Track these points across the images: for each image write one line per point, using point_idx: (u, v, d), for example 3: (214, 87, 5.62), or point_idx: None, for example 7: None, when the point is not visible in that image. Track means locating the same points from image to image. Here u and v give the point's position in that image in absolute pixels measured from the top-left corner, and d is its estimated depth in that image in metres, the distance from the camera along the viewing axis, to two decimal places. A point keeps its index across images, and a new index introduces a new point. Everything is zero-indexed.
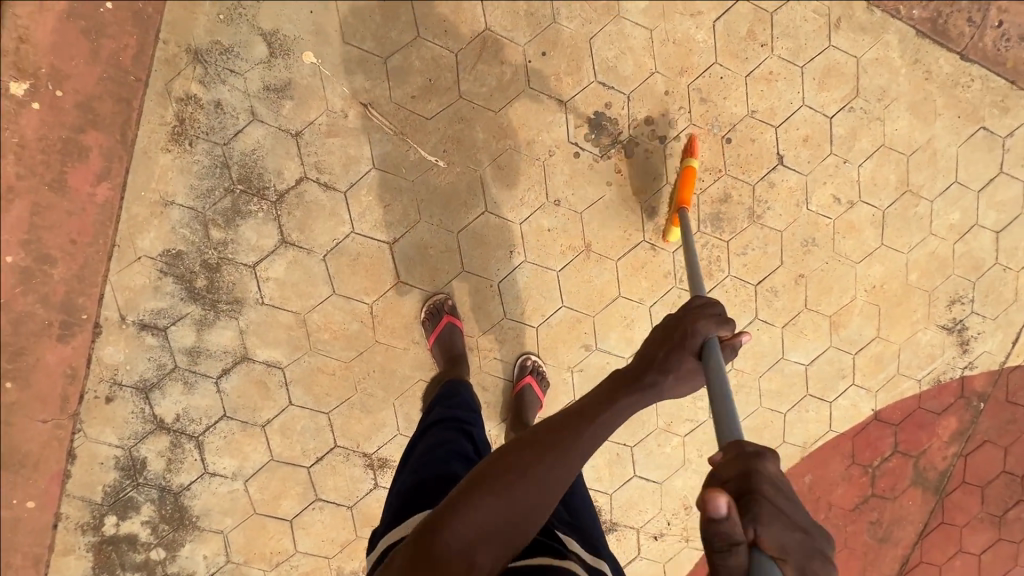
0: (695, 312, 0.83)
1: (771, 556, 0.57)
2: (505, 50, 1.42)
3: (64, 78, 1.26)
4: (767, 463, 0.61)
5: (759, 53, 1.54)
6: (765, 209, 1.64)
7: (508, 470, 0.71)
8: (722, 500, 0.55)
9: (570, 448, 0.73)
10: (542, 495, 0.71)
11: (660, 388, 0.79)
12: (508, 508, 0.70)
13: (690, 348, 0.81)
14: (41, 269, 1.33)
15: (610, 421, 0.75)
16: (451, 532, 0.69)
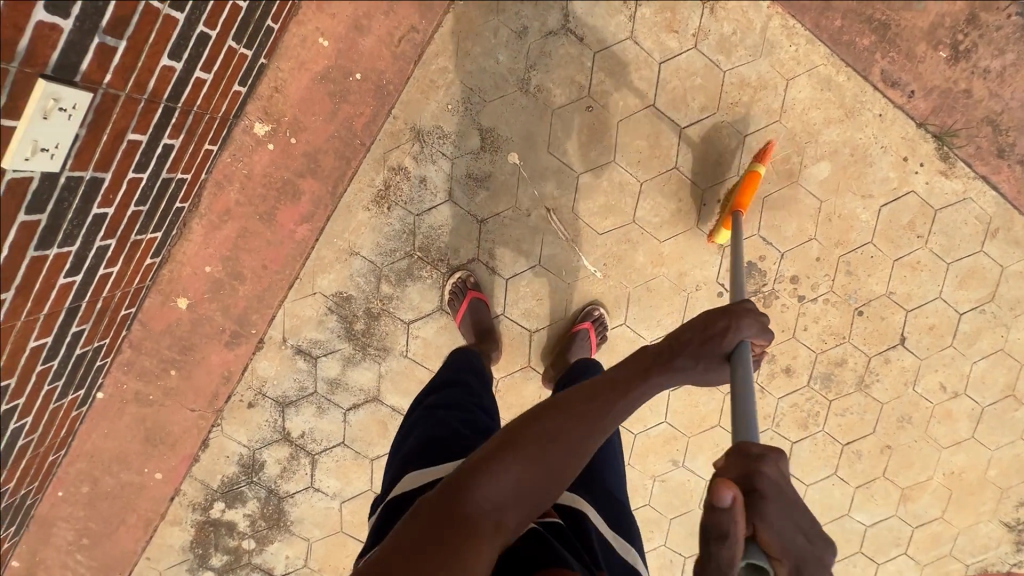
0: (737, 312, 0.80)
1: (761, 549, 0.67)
2: (685, 190, 1.51)
3: (301, 130, 1.39)
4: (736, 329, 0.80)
5: (913, 242, 1.61)
6: (874, 380, 1.73)
7: (535, 433, 0.72)
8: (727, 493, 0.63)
9: (598, 413, 0.74)
10: (563, 457, 0.71)
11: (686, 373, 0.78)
12: (533, 467, 0.70)
13: (717, 351, 0.79)
14: (231, 283, 1.48)
15: (655, 386, 0.77)
16: (477, 492, 0.67)
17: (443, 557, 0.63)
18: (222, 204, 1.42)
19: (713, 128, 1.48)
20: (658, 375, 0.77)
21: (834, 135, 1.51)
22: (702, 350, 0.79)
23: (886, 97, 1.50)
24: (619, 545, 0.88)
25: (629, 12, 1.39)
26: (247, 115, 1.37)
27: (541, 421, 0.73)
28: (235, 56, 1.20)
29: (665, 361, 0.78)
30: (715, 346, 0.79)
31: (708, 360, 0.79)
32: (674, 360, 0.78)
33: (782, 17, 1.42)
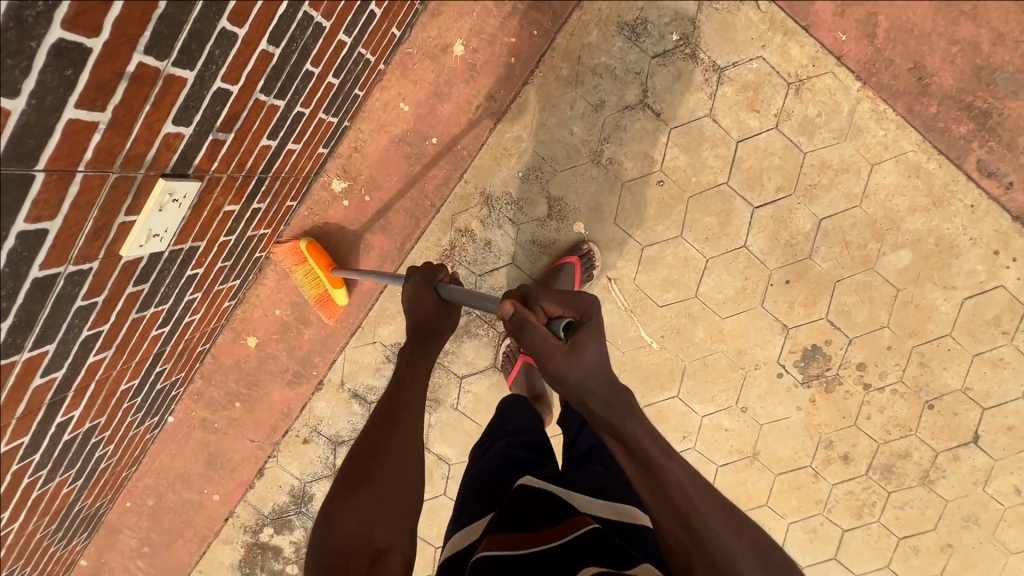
0: (430, 270, 1.02)
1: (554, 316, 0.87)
2: (752, 268, 1.48)
3: (376, 188, 1.44)
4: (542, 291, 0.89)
5: (997, 338, 1.52)
6: (940, 476, 1.63)
7: (354, 463, 0.86)
8: (506, 305, 0.84)
9: (395, 417, 0.90)
10: (399, 459, 0.86)
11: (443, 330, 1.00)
12: (376, 484, 0.83)
13: (432, 303, 1.00)
14: (298, 326, 1.54)
15: (425, 357, 0.99)
16: (337, 525, 0.80)
17: None
18: (296, 253, 1.49)
19: (788, 209, 1.44)
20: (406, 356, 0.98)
21: (918, 223, 1.44)
22: (419, 300, 1.00)
23: (981, 187, 1.41)
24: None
25: (710, 90, 1.37)
26: (326, 172, 1.43)
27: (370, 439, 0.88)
28: (323, 124, 1.26)
29: (414, 342, 1.00)
30: (427, 298, 1.00)
31: (430, 310, 1.00)
32: (419, 336, 1.00)
33: (872, 101, 1.37)
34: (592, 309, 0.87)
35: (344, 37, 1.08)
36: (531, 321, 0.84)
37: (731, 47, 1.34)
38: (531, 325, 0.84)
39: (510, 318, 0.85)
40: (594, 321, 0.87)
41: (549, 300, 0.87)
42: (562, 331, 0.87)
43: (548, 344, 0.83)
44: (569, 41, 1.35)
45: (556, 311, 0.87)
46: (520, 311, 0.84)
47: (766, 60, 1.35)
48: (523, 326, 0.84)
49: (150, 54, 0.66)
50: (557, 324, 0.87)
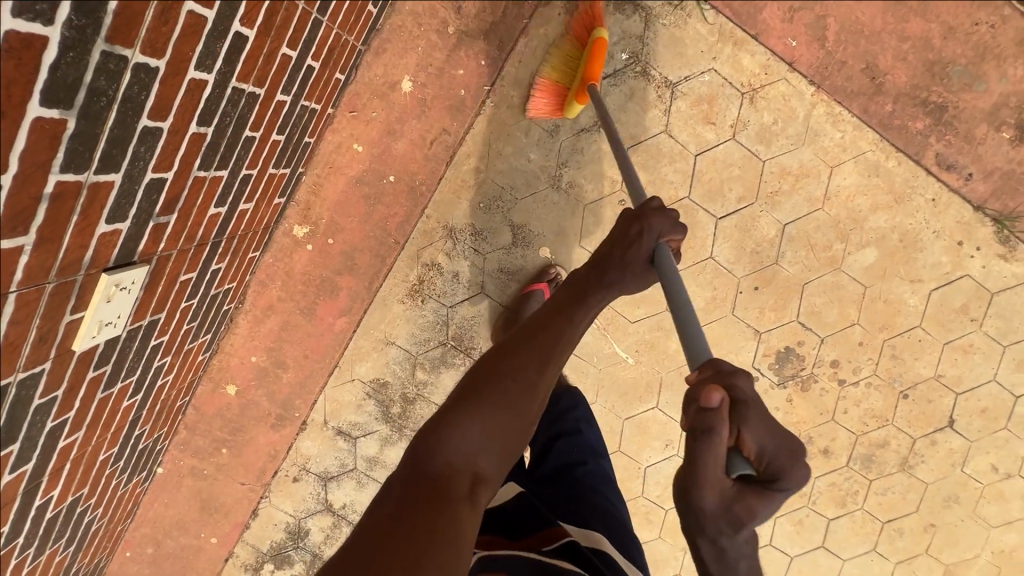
0: (653, 212, 0.84)
1: (743, 456, 0.61)
2: (720, 278, 1.48)
3: (338, 231, 1.43)
4: (742, 381, 0.62)
5: (966, 326, 1.54)
6: (919, 461, 1.67)
7: (481, 381, 0.76)
8: (715, 395, 0.60)
9: (534, 352, 0.77)
10: (523, 402, 0.76)
11: (620, 282, 0.83)
12: (494, 411, 0.74)
13: (642, 254, 0.83)
14: (275, 371, 1.55)
15: (589, 314, 0.81)
16: (451, 442, 0.71)
17: (430, 500, 0.66)
18: (265, 300, 1.49)
19: (752, 217, 1.44)
20: (574, 317, 0.80)
21: (882, 220, 1.45)
22: (631, 247, 0.83)
23: (941, 180, 1.41)
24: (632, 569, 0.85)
25: (664, 106, 1.36)
26: (287, 218, 1.43)
27: (497, 364, 0.77)
28: (275, 177, 1.24)
29: (581, 297, 0.82)
30: (638, 251, 0.83)
31: (632, 259, 0.83)
32: (598, 289, 0.82)
33: (827, 104, 1.36)
34: (795, 479, 0.59)
35: (283, 95, 1.06)
36: (717, 436, 0.59)
37: (682, 61, 1.33)
38: (714, 446, 0.59)
39: (694, 405, 0.61)
40: (786, 494, 0.60)
41: (752, 434, 0.59)
42: (736, 475, 0.60)
43: (709, 476, 0.60)
44: (518, 69, 1.33)
45: (752, 452, 0.60)
46: (721, 408, 0.60)
47: (718, 72, 1.34)
48: (694, 434, 0.60)
49: (66, 170, 0.65)
50: (738, 463, 0.60)
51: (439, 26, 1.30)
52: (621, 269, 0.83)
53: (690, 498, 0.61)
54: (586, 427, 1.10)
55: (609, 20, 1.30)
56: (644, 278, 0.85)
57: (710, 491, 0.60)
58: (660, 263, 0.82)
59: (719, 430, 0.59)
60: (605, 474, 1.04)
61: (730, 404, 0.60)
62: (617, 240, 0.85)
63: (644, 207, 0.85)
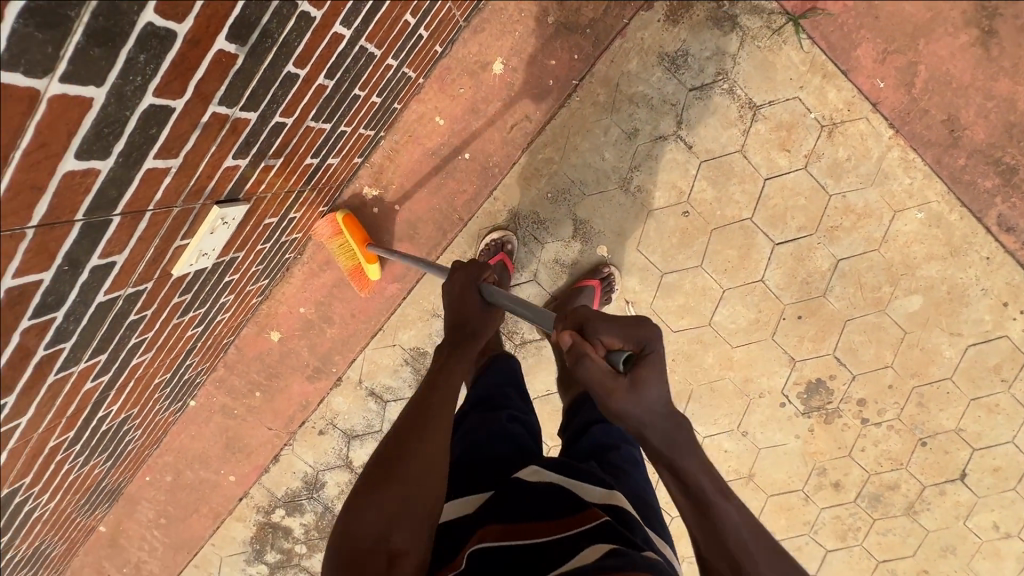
0: (471, 265, 1.03)
1: (619, 350, 0.76)
2: (766, 302, 1.52)
3: (406, 199, 1.47)
4: (588, 313, 0.80)
5: (995, 385, 1.57)
6: (924, 508, 1.71)
7: (385, 458, 0.78)
8: (567, 335, 0.78)
9: (427, 411, 0.84)
10: (433, 465, 0.79)
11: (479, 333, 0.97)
12: (404, 486, 0.75)
13: (475, 308, 0.99)
14: (320, 324, 1.59)
15: (458, 371, 0.91)
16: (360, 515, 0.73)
17: None
18: (323, 255, 1.53)
19: (809, 247, 1.47)
20: (443, 374, 0.90)
21: (934, 270, 1.47)
22: (465, 302, 0.99)
23: (999, 241, 1.44)
24: (660, 544, 0.83)
25: (743, 126, 1.38)
26: (359, 179, 1.46)
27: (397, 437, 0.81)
28: (361, 137, 1.28)
29: (457, 352, 0.94)
30: (471, 303, 0.99)
31: (473, 312, 0.98)
32: (462, 337, 0.96)
33: (903, 149, 1.38)
34: (654, 338, 0.75)
35: (392, 60, 1.09)
36: (589, 354, 0.75)
37: (769, 86, 1.35)
38: (588, 362, 0.75)
39: (565, 351, 0.78)
40: (659, 354, 0.75)
41: (606, 332, 0.77)
42: (622, 364, 0.75)
43: (609, 384, 0.74)
44: (609, 68, 1.36)
45: (616, 343, 0.76)
46: (575, 339, 0.77)
47: (803, 102, 1.36)
48: (578, 362, 0.75)
49: (222, 102, 0.68)
50: (616, 356, 0.76)
51: (540, 14, 1.33)
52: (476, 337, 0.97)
53: (616, 409, 0.75)
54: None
55: (706, 34, 1.33)
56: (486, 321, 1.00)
57: (618, 392, 0.74)
58: (493, 299, 0.98)
59: (589, 353, 0.75)
60: (638, 460, 1.01)
61: (579, 333, 0.78)
62: (451, 301, 1.00)
63: (457, 266, 1.02)
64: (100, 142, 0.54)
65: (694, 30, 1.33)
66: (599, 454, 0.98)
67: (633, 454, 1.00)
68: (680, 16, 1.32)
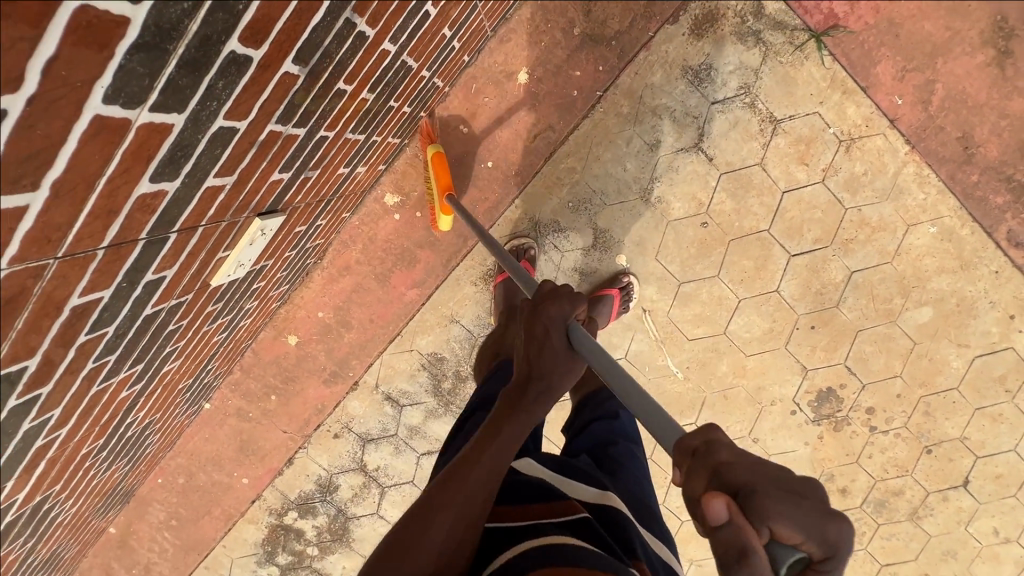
0: (543, 298, 0.78)
1: (791, 548, 0.49)
2: (781, 312, 1.54)
3: (428, 206, 1.47)
4: (728, 452, 0.53)
5: (1000, 395, 1.61)
6: (927, 513, 1.75)
7: (418, 514, 0.67)
8: (720, 506, 0.48)
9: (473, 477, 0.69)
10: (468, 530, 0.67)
11: (552, 384, 0.74)
12: (451, 531, 0.66)
13: (557, 349, 0.75)
14: (338, 329, 1.59)
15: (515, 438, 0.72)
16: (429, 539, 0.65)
17: None
18: (343, 260, 1.53)
19: (823, 259, 1.50)
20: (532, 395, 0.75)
21: (944, 283, 1.51)
22: (545, 346, 0.74)
23: (1008, 256, 1.47)
24: (653, 544, 0.80)
25: (763, 139, 1.40)
26: (381, 186, 1.46)
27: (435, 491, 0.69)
28: (388, 145, 1.29)
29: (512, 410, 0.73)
30: (555, 349, 0.74)
31: (551, 351, 0.74)
32: (530, 394, 0.73)
33: (918, 165, 1.41)
34: (845, 542, 0.50)
35: (426, 72, 1.10)
36: (753, 553, 0.48)
37: (790, 100, 1.38)
38: (752, 565, 0.48)
39: (709, 529, 0.50)
40: (835, 568, 0.51)
41: (783, 520, 0.48)
42: (785, 570, 0.50)
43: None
44: (633, 80, 1.37)
45: (793, 537, 0.49)
46: (737, 519, 0.48)
47: (822, 117, 1.39)
48: (726, 561, 0.49)
49: (279, 121, 0.68)
50: (782, 551, 0.50)
51: (566, 25, 1.34)
52: (550, 386, 0.74)
53: None
54: (623, 413, 1.06)
55: (730, 49, 1.35)
56: (570, 367, 0.75)
57: None
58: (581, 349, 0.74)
59: (749, 544, 0.48)
60: (636, 459, 0.98)
61: (740, 503, 0.49)
62: (527, 338, 0.76)
63: (540, 294, 0.79)
64: (172, 165, 0.55)
65: (719, 44, 1.34)
66: (599, 451, 0.97)
67: (634, 454, 0.99)
68: (705, 30, 1.34)
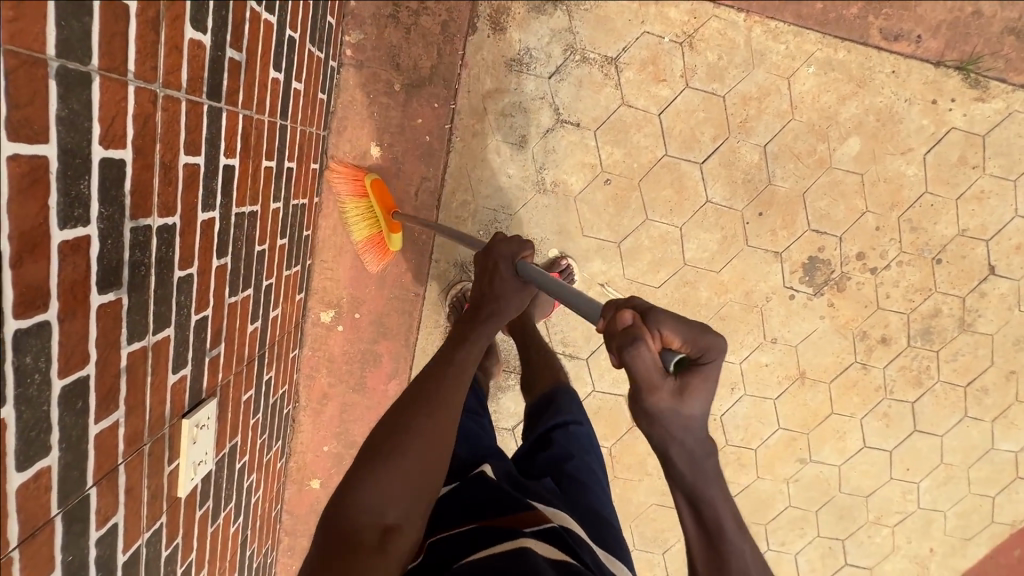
0: (494, 243, 0.98)
1: (673, 352, 0.63)
2: (724, 217, 1.52)
3: (361, 303, 1.50)
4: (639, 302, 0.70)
5: (971, 174, 1.56)
6: (976, 317, 1.68)
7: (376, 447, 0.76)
8: (625, 314, 0.66)
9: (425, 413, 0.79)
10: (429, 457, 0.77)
11: (495, 309, 0.93)
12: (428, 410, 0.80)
13: (506, 276, 0.95)
14: (349, 452, 1.60)
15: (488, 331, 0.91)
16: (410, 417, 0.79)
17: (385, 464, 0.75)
18: (317, 390, 1.55)
19: (732, 150, 1.48)
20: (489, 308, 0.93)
21: (854, 108, 1.48)
22: (499, 273, 0.95)
23: (893, 53, 1.45)
24: (611, 563, 0.82)
25: (613, 81, 1.41)
26: (311, 309, 1.49)
27: (365, 489, 0.72)
28: (291, 276, 1.31)
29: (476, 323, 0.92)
30: (504, 278, 0.95)
31: (502, 279, 0.95)
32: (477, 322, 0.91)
33: (762, 23, 1.41)
34: (716, 353, 0.63)
35: (276, 203, 1.12)
36: (642, 341, 0.62)
37: (615, 36, 1.38)
38: (640, 351, 0.62)
39: (619, 332, 0.66)
40: (714, 367, 0.62)
41: (669, 326, 0.64)
42: (673, 367, 0.63)
43: (647, 377, 0.62)
44: (470, 99, 1.39)
45: (675, 342, 0.64)
46: (635, 321, 0.65)
47: (652, 32, 1.39)
48: (623, 346, 0.63)
49: (132, 341, 0.71)
50: (668, 354, 0.63)
51: (385, 87, 1.37)
52: (494, 303, 0.93)
53: (645, 411, 0.63)
54: (583, 420, 1.12)
55: (535, 25, 1.37)
56: (524, 291, 0.96)
57: (654, 390, 0.62)
58: (525, 275, 0.93)
59: (642, 335, 0.63)
60: (592, 475, 1.02)
61: (639, 318, 0.66)
62: (481, 278, 0.96)
63: (489, 243, 0.99)
64: (35, 444, 0.57)
65: (524, 27, 1.37)
66: (558, 471, 1.00)
67: (589, 470, 1.02)
68: (505, 21, 1.36)
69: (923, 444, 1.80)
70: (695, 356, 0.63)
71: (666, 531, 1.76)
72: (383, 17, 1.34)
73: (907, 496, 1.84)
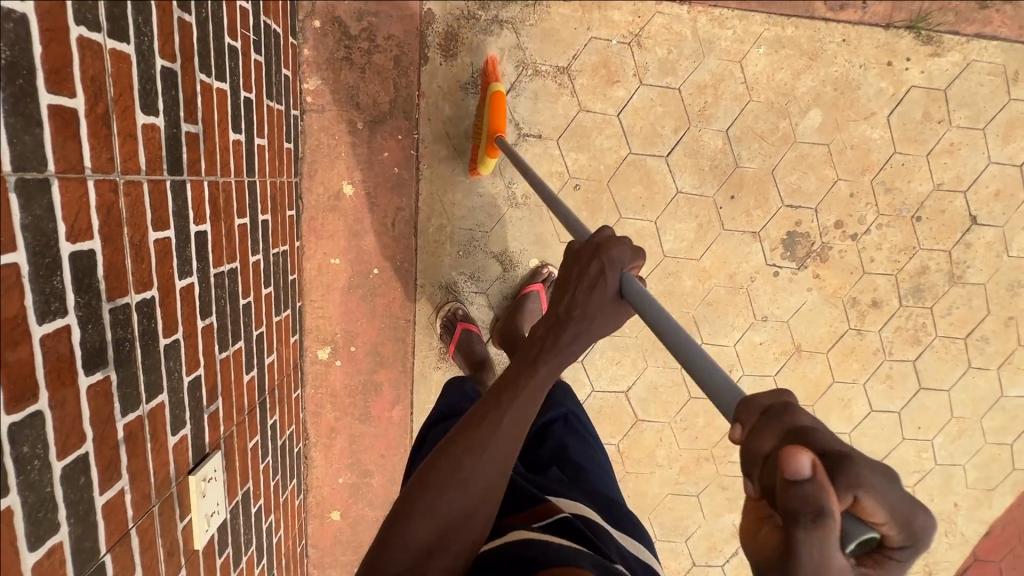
0: (610, 242, 0.79)
1: (866, 523, 0.40)
2: (697, 205, 1.54)
3: (355, 336, 1.54)
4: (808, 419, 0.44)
5: (938, 129, 1.56)
6: (965, 268, 1.67)
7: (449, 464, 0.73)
8: (807, 458, 0.39)
9: (493, 430, 0.74)
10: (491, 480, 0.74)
11: (587, 323, 0.78)
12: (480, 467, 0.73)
13: (607, 291, 0.78)
14: (364, 481, 1.63)
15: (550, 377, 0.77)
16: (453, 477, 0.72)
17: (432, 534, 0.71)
18: (325, 426, 1.59)
19: (695, 139, 1.50)
20: (554, 354, 0.77)
21: (810, 82, 1.49)
22: (599, 283, 0.77)
23: (841, 22, 1.47)
24: (626, 544, 0.84)
25: (568, 89, 1.44)
26: (308, 348, 1.53)
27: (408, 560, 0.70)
28: (282, 321, 1.36)
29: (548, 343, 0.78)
30: (603, 291, 0.78)
31: (600, 290, 0.77)
32: (563, 337, 0.77)
33: (706, 12, 1.43)
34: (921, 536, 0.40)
35: (255, 256, 1.17)
36: (831, 517, 0.38)
37: (563, 46, 1.41)
38: (826, 531, 0.38)
39: (789, 485, 0.39)
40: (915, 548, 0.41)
41: (873, 496, 0.39)
42: (857, 545, 0.40)
43: (827, 569, 0.39)
44: (432, 126, 1.43)
45: (876, 516, 0.39)
46: (820, 476, 0.39)
47: (599, 37, 1.42)
48: (797, 517, 0.38)
49: (126, 412, 0.75)
50: (856, 527, 0.40)
51: (349, 126, 1.42)
52: (577, 316, 0.78)
53: None
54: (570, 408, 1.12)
55: (485, 47, 1.40)
56: (617, 311, 0.79)
57: None
58: (635, 298, 0.75)
59: (829, 499, 0.38)
60: (594, 459, 1.02)
61: (825, 462, 0.40)
62: (576, 280, 0.78)
63: (601, 238, 0.80)
64: (44, 524, 0.62)
65: (474, 50, 1.40)
66: (563, 461, 1.00)
67: (590, 455, 1.03)
68: (454, 48, 1.40)
69: (931, 401, 1.79)
70: (890, 531, 0.40)
71: (685, 519, 1.77)
72: (337, 60, 1.38)
73: (922, 454, 1.84)
